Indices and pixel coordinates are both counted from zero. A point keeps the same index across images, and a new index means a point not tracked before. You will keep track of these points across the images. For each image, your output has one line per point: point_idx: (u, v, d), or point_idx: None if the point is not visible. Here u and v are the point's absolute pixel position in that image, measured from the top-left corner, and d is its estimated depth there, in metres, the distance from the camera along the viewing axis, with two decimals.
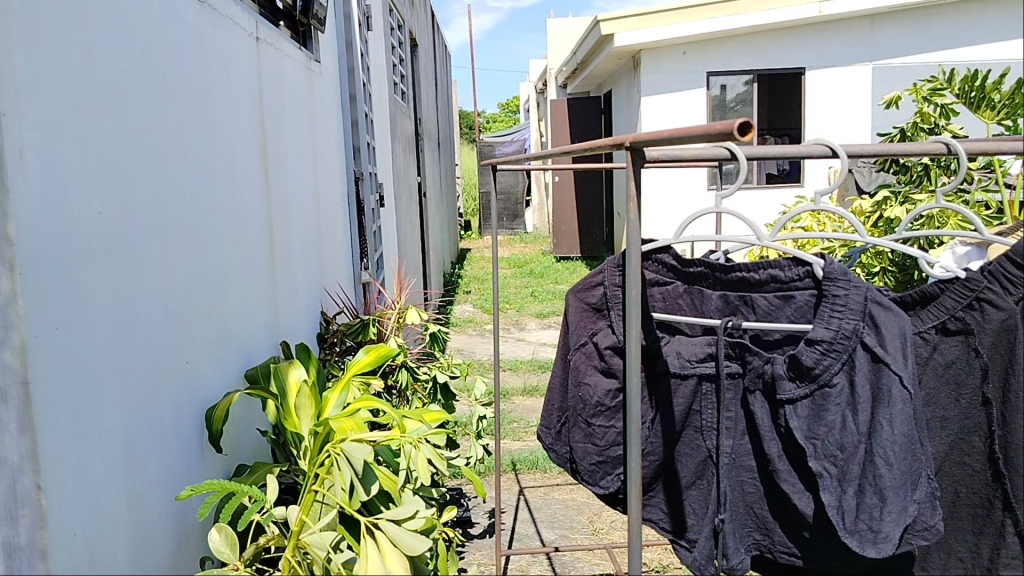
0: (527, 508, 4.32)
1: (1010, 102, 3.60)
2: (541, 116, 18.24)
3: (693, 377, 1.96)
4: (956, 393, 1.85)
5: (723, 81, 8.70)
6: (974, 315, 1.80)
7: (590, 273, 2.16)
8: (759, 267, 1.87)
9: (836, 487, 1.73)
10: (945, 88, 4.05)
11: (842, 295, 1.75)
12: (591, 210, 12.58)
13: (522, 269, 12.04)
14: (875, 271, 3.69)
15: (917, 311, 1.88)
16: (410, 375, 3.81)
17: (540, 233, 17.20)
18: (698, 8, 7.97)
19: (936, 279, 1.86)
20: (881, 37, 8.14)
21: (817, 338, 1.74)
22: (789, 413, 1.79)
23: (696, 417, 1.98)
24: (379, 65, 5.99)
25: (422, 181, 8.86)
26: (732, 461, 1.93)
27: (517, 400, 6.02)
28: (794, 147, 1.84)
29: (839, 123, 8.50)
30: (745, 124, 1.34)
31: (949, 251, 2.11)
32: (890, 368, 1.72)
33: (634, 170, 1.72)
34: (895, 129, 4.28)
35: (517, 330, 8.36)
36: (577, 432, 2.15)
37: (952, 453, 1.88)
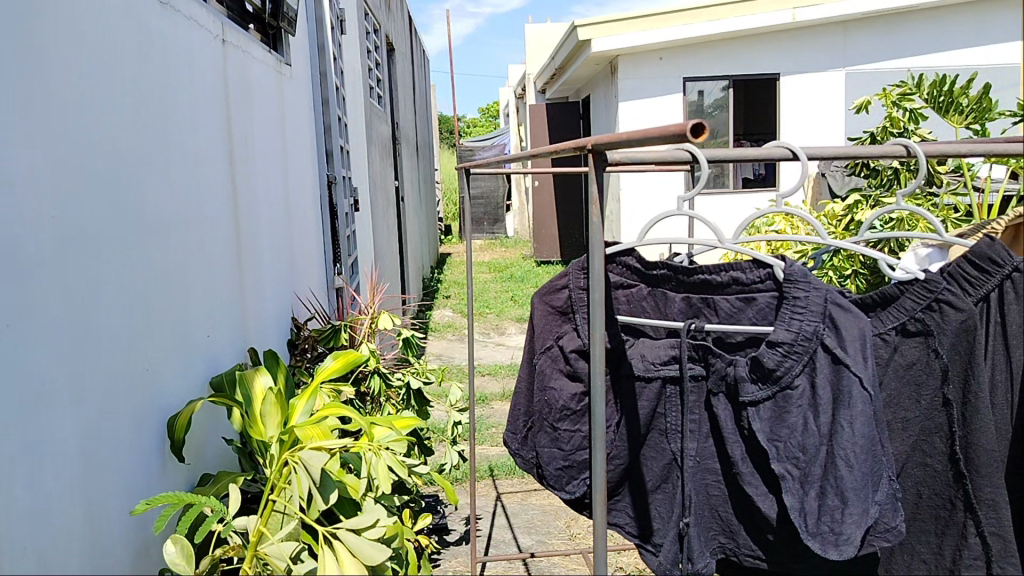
0: (503, 514, 4.29)
1: (978, 106, 3.70)
2: (520, 121, 18.25)
3: (658, 380, 1.95)
4: (917, 395, 1.85)
5: (700, 87, 8.71)
6: (934, 317, 1.81)
7: (555, 275, 2.15)
8: (721, 269, 1.87)
9: (798, 488, 1.74)
10: (914, 93, 4.07)
11: (802, 297, 1.75)
12: (570, 214, 12.59)
13: (503, 274, 12.02)
14: (847, 273, 3.69)
15: (878, 313, 1.88)
16: (384, 382, 3.75)
17: (520, 238, 17.19)
18: (674, 13, 7.99)
19: (896, 282, 1.84)
20: (854, 43, 8.28)
21: (778, 340, 1.75)
22: (751, 414, 1.79)
23: (661, 420, 1.98)
24: (353, 69, 5.96)
25: (400, 186, 8.82)
26: (696, 464, 1.93)
27: (495, 406, 5.99)
28: (756, 149, 1.84)
29: (813, 128, 8.53)
30: (698, 126, 1.34)
31: (911, 253, 2.11)
32: (851, 370, 1.72)
33: (596, 171, 1.72)
34: (864, 133, 4.28)
35: (497, 335, 8.34)
36: (543, 437, 2.14)
37: (913, 455, 1.89)
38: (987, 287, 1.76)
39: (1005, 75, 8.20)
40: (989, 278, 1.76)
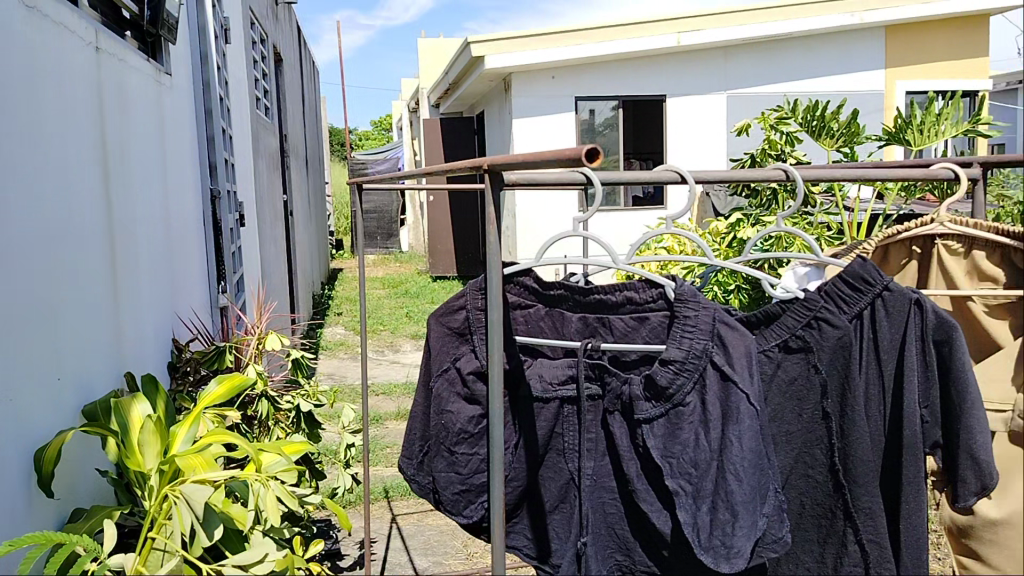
0: (399, 536, 4.21)
1: (848, 131, 3.99)
2: (414, 136, 18.16)
3: (555, 400, 1.96)
4: (799, 409, 1.93)
5: (591, 106, 8.85)
6: (813, 333, 1.90)
7: (452, 296, 2.11)
8: (616, 288, 1.91)
9: (691, 504, 1.77)
10: (789, 117, 4.27)
11: (691, 316, 1.80)
12: (465, 230, 12.60)
13: (397, 289, 11.89)
14: (731, 289, 3.84)
15: (762, 331, 1.96)
16: (272, 405, 3.62)
17: (415, 253, 17.08)
18: (566, 33, 8.13)
19: (777, 301, 1.93)
20: (734, 68, 8.67)
21: (670, 358, 1.78)
22: (646, 432, 1.82)
23: (559, 440, 1.98)
24: (239, 80, 5.77)
25: (289, 201, 8.59)
26: (594, 483, 1.94)
27: (390, 425, 5.90)
28: (647, 173, 1.89)
29: (697, 149, 8.87)
30: (593, 150, 1.38)
31: (791, 272, 2.19)
32: (738, 386, 1.77)
33: (493, 191, 1.72)
34: (745, 154, 4.40)
35: (391, 352, 8.23)
36: (440, 462, 2.10)
37: (796, 467, 1.96)
38: (861, 305, 1.86)
39: (870, 101, 8.79)
40: (864, 296, 1.85)
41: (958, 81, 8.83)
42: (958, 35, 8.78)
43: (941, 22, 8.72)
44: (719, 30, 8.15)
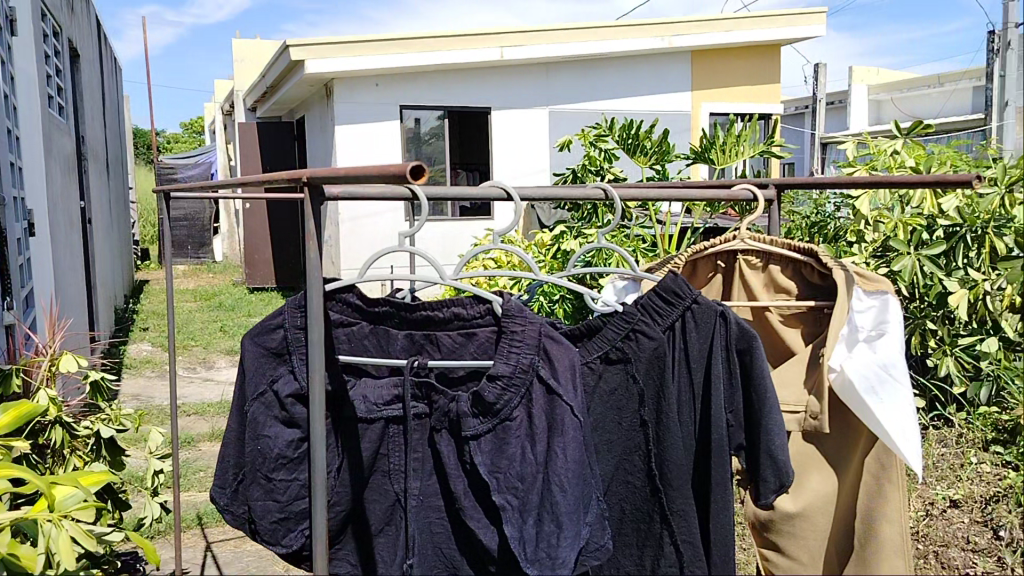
0: (214, 565, 3.96)
1: (660, 149, 4.28)
2: (228, 140, 17.31)
3: (380, 421, 1.91)
4: (619, 417, 1.98)
5: (417, 115, 8.79)
6: (631, 345, 1.96)
7: (268, 315, 2.00)
8: (443, 305, 1.89)
9: (518, 518, 1.78)
10: (608, 134, 4.42)
11: (518, 330, 1.80)
12: (285, 239, 12.15)
13: (211, 302, 11.25)
14: (556, 298, 3.96)
15: (584, 343, 2.01)
16: (67, 433, 3.27)
17: (230, 263, 16.27)
18: (390, 41, 8.04)
19: (599, 314, 2.00)
20: (554, 84, 8.95)
21: (497, 374, 1.78)
22: (473, 448, 1.81)
23: (384, 461, 1.93)
24: (26, 74, 5.21)
25: (86, 208, 7.88)
26: (420, 502, 1.91)
27: (203, 447, 5.55)
28: (473, 188, 1.90)
29: (520, 162, 9.03)
30: (418, 167, 1.36)
31: (611, 287, 2.30)
32: (563, 399, 1.80)
33: (313, 204, 1.65)
34: (567, 170, 4.48)
35: (204, 369, 7.75)
36: (256, 490, 2.00)
37: (616, 475, 2.00)
38: (674, 317, 1.95)
39: (678, 120, 9.38)
40: (676, 309, 1.95)
41: (751, 104, 9.68)
42: (751, 62, 9.59)
43: (738, 50, 9.47)
44: (540, 46, 8.40)
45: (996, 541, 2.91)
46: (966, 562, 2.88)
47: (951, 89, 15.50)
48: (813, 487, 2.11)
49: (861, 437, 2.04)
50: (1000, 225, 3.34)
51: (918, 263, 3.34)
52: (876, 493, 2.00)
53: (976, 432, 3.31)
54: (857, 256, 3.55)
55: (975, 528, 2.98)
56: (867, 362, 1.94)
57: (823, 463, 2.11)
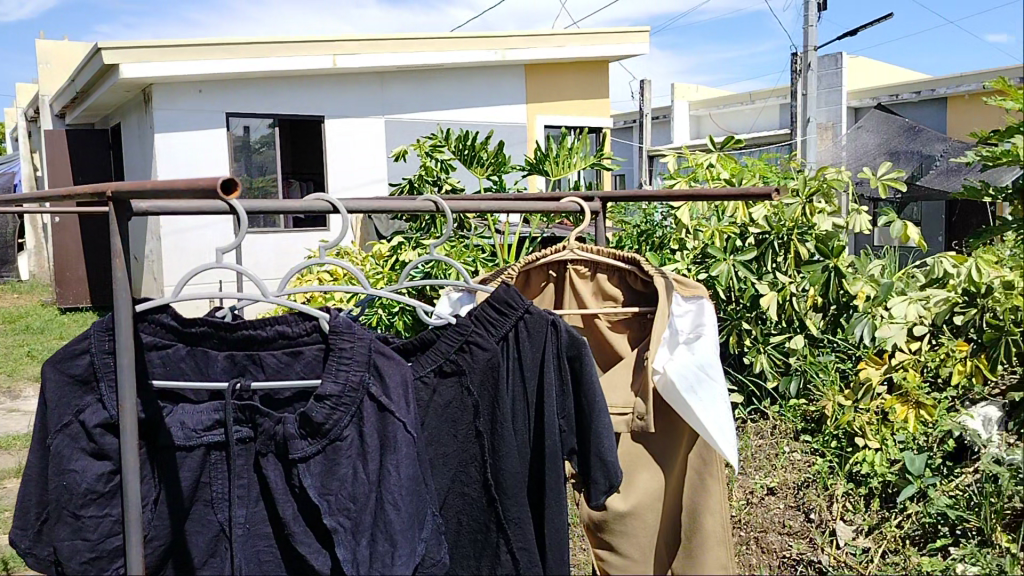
0: None
1: (497, 160, 4.29)
2: (32, 149, 15.88)
3: (200, 448, 1.81)
4: (454, 430, 1.93)
5: (246, 123, 8.34)
6: (465, 357, 1.92)
7: (71, 340, 1.84)
8: (266, 323, 1.81)
9: (351, 539, 1.74)
10: (444, 145, 4.41)
11: (347, 348, 1.75)
12: (101, 255, 11.29)
13: (15, 326, 10.25)
14: (396, 310, 3.91)
15: (417, 357, 1.95)
16: None
17: (37, 283, 14.91)
18: (216, 46, 7.67)
19: (432, 327, 1.94)
20: (390, 94, 8.87)
21: (325, 394, 1.72)
22: (302, 471, 1.75)
23: (206, 490, 1.83)
24: None
25: None
26: (246, 530, 1.82)
27: (6, 486, 5.03)
28: (296, 202, 1.85)
29: (354, 173, 8.81)
30: (229, 181, 1.32)
31: (445, 299, 2.28)
32: (394, 415, 1.75)
33: (119, 220, 1.55)
34: (403, 181, 4.45)
35: (8, 399, 7.05)
36: (62, 529, 1.84)
37: (453, 487, 1.95)
38: (506, 327, 1.91)
39: (513, 132, 9.55)
40: (508, 319, 1.91)
41: (583, 117, 10.02)
42: (582, 77, 9.95)
43: (567, 65, 9.79)
44: (373, 55, 8.31)
45: (807, 523, 3.06)
46: (783, 545, 2.99)
47: (761, 106, 16.72)
48: (642, 485, 2.19)
49: (684, 437, 2.13)
50: (802, 232, 3.65)
51: (733, 268, 3.60)
52: (700, 489, 2.09)
53: (787, 423, 3.52)
54: (679, 263, 3.73)
55: (790, 513, 3.12)
56: (687, 363, 2.01)
57: (649, 462, 2.20)
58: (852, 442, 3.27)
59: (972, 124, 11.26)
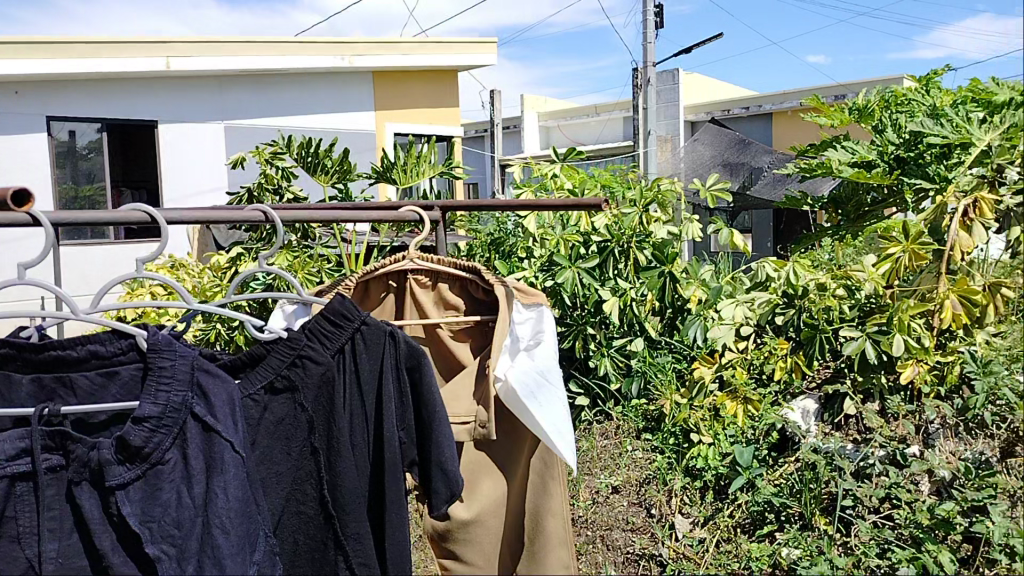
0: None
1: (343, 168, 4.20)
2: None
3: (3, 479, 1.67)
4: (287, 447, 1.87)
5: (71, 127, 7.76)
6: (297, 372, 1.86)
7: None
8: (77, 342, 1.70)
9: (177, 568, 1.66)
10: (285, 152, 4.27)
11: (167, 366, 1.66)
12: None
13: None
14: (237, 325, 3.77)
15: (247, 374, 1.88)
16: None
17: None
18: (32, 44, 7.08)
19: (263, 341, 1.88)
20: (229, 98, 8.50)
21: (143, 416, 1.63)
22: (120, 498, 1.64)
23: (12, 525, 1.69)
24: None
25: None
26: (59, 566, 1.69)
27: None
28: (108, 213, 1.74)
29: (193, 180, 8.31)
30: None
31: (279, 311, 2.20)
32: (221, 435, 1.69)
33: None
34: (241, 190, 4.28)
35: None
36: None
37: (288, 506, 1.88)
38: (342, 339, 1.86)
39: (360, 140, 9.45)
40: (344, 331, 1.86)
41: (433, 126, 10.02)
42: (430, 87, 9.96)
43: (415, 74, 9.79)
44: (210, 58, 7.96)
45: (649, 519, 3.14)
46: (626, 541, 3.06)
47: (606, 118, 17.40)
48: (486, 492, 2.21)
49: (526, 443, 2.16)
50: (640, 240, 3.76)
51: (577, 275, 3.64)
52: (542, 491, 2.12)
53: (630, 422, 3.60)
54: (526, 272, 3.76)
55: (632, 510, 3.19)
56: (527, 368, 2.00)
57: (493, 470, 2.22)
58: (688, 438, 3.40)
59: (796, 138, 12.12)
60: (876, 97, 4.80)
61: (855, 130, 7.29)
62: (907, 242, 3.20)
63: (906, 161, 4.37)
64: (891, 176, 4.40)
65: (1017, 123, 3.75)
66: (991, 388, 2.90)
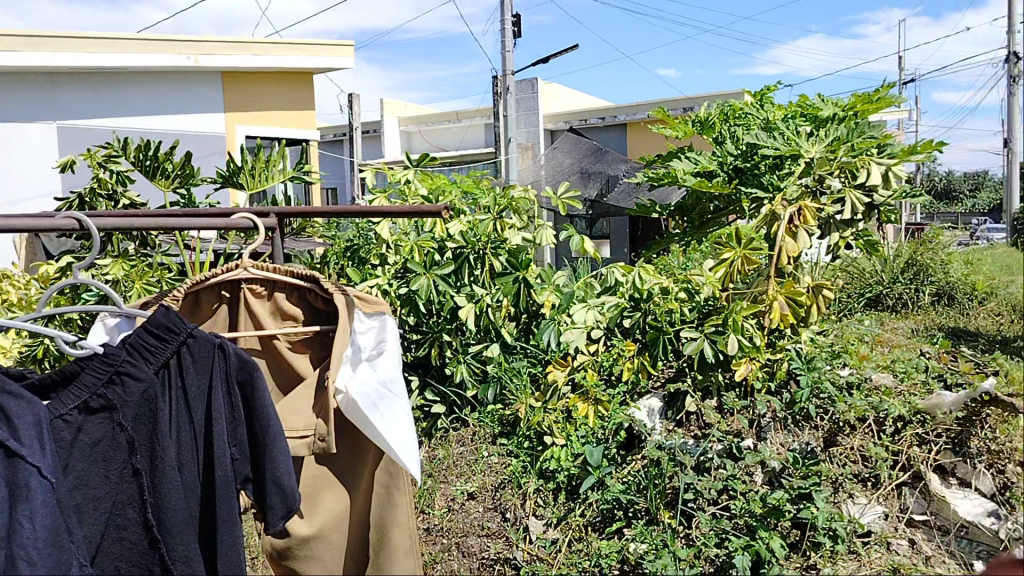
0: None
1: (185, 172, 4.04)
2: None
3: None
4: (105, 470, 1.78)
5: None
6: (115, 390, 1.77)
7: None
8: None
9: None
10: (120, 156, 4.03)
11: None
12: None
13: None
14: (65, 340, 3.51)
15: (59, 394, 1.77)
16: None
17: None
18: None
19: (75, 359, 1.77)
20: (59, 97, 7.87)
21: None
22: None
23: None
24: None
25: None
26: None
27: None
28: None
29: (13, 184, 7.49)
30: None
31: (100, 324, 2.05)
32: (27, 462, 1.59)
33: None
34: (70, 195, 4.01)
35: None
36: None
37: (108, 532, 1.81)
38: (165, 354, 1.78)
39: (200, 142, 8.91)
40: (167, 346, 1.77)
41: (284, 128, 9.71)
42: (277, 89, 9.62)
43: (268, 76, 9.51)
44: (39, 54, 7.38)
45: (504, 523, 3.13)
46: (482, 546, 3.05)
47: (467, 125, 17.51)
48: (327, 507, 2.13)
49: (369, 455, 2.11)
50: (494, 246, 3.73)
51: (432, 282, 3.61)
52: (387, 502, 2.09)
53: (485, 428, 3.61)
54: (379, 279, 3.73)
55: (488, 515, 3.18)
56: (368, 380, 1.97)
57: (335, 484, 2.15)
58: (542, 441, 3.40)
59: (647, 148, 12.72)
60: (715, 111, 5.07)
61: (698, 141, 7.67)
62: (739, 247, 3.36)
63: (742, 171, 4.65)
64: (729, 185, 4.63)
65: (838, 138, 4.15)
66: (815, 382, 3.19)
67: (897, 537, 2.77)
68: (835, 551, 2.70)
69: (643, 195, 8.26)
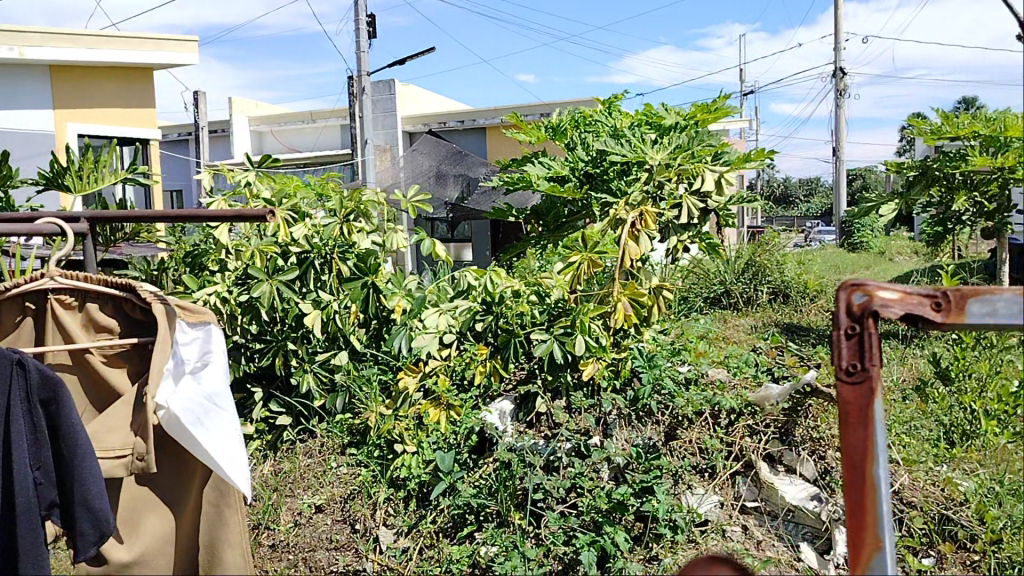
0: None
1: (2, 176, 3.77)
2: None
3: None
4: None
5: None
6: None
7: None
8: None
9: None
10: None
11: None
12: None
13: None
14: None
15: None
16: None
17: None
18: None
19: None
20: None
21: None
22: None
23: None
24: None
25: None
26: None
27: None
28: None
29: None
30: None
31: None
32: None
33: None
34: None
35: None
36: None
37: None
38: None
39: (19, 140, 8.39)
40: None
41: (117, 127, 8.96)
42: (108, 84, 8.93)
43: (107, 71, 8.92)
44: None
45: (353, 535, 3.06)
46: (330, 560, 2.95)
47: (323, 125, 16.90)
48: (149, 530, 2.02)
49: (196, 474, 2.00)
50: (343, 250, 3.67)
51: (276, 289, 3.52)
52: (218, 522, 1.99)
53: (335, 438, 3.50)
54: (219, 287, 3.55)
55: (337, 527, 3.10)
56: (191, 395, 1.88)
57: (159, 506, 2.03)
58: (393, 449, 3.32)
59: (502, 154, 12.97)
60: (566, 117, 5.08)
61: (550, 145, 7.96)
62: (585, 250, 3.30)
63: (593, 176, 4.70)
64: (581, 189, 4.68)
65: (681, 146, 4.34)
66: (656, 379, 3.27)
67: (731, 524, 2.86)
68: (675, 542, 2.73)
69: (498, 198, 8.42)
